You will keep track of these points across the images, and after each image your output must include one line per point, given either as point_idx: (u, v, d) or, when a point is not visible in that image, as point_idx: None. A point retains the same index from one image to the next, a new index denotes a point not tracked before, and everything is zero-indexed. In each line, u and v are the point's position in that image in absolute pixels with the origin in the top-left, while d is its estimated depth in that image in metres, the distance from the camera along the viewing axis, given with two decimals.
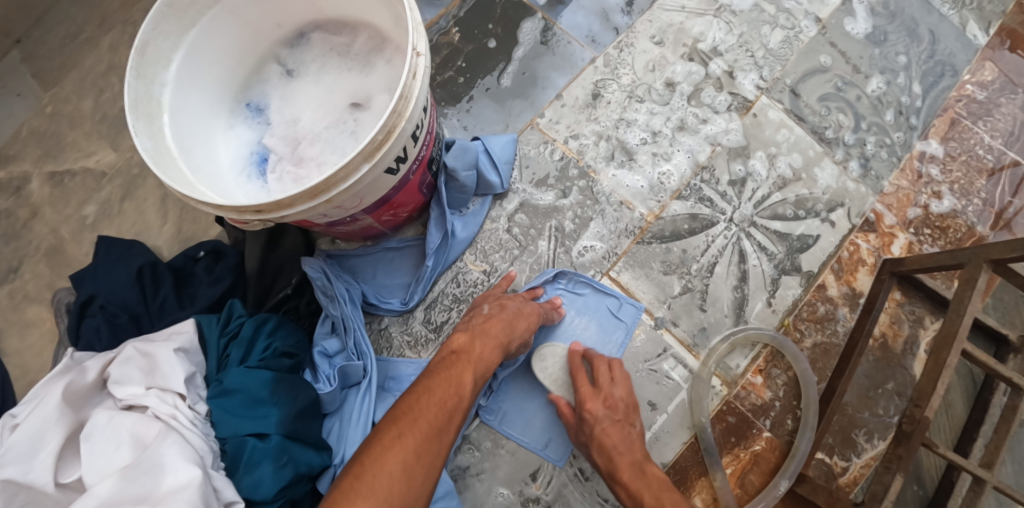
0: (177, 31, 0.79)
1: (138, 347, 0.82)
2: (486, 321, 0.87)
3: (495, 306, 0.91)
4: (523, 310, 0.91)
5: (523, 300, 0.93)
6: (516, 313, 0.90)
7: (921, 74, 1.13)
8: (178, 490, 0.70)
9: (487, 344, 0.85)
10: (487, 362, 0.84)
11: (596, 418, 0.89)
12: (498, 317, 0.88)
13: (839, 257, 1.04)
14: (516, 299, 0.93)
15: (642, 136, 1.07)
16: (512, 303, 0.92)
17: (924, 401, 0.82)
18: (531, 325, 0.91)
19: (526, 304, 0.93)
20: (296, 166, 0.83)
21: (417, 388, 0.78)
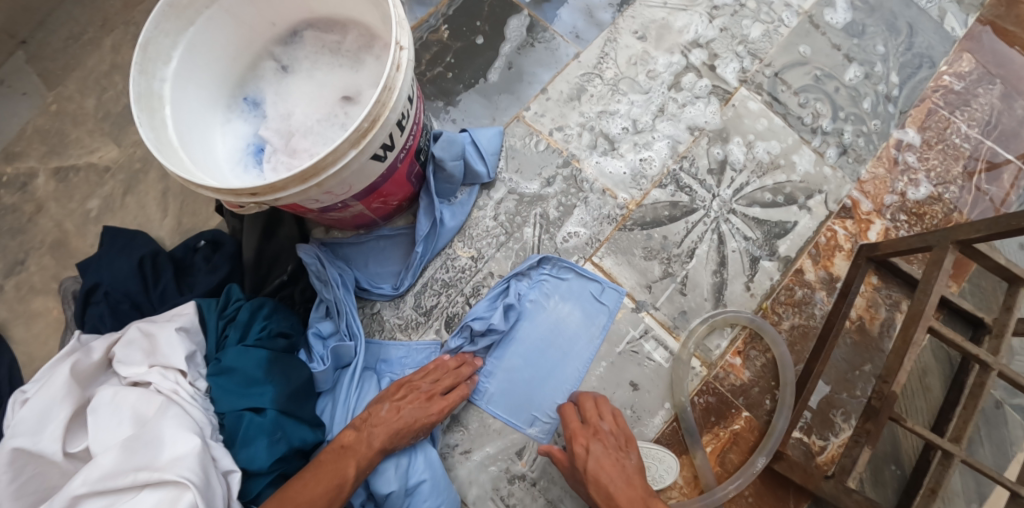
0: (177, 29, 0.84)
1: (140, 328, 0.87)
2: (375, 425, 0.89)
3: (392, 410, 0.90)
4: (415, 414, 0.91)
5: (423, 405, 0.92)
6: (408, 423, 0.90)
7: (899, 65, 1.16)
8: (179, 458, 0.75)
9: (374, 443, 0.88)
10: (372, 458, 0.87)
11: (590, 455, 0.88)
12: (388, 425, 0.89)
13: (816, 242, 1.08)
14: (417, 403, 0.92)
15: (624, 126, 1.10)
16: (412, 409, 0.91)
17: (891, 377, 0.86)
18: (421, 434, 0.92)
19: (424, 413, 0.91)
20: (289, 158, 0.88)
21: (303, 477, 0.83)
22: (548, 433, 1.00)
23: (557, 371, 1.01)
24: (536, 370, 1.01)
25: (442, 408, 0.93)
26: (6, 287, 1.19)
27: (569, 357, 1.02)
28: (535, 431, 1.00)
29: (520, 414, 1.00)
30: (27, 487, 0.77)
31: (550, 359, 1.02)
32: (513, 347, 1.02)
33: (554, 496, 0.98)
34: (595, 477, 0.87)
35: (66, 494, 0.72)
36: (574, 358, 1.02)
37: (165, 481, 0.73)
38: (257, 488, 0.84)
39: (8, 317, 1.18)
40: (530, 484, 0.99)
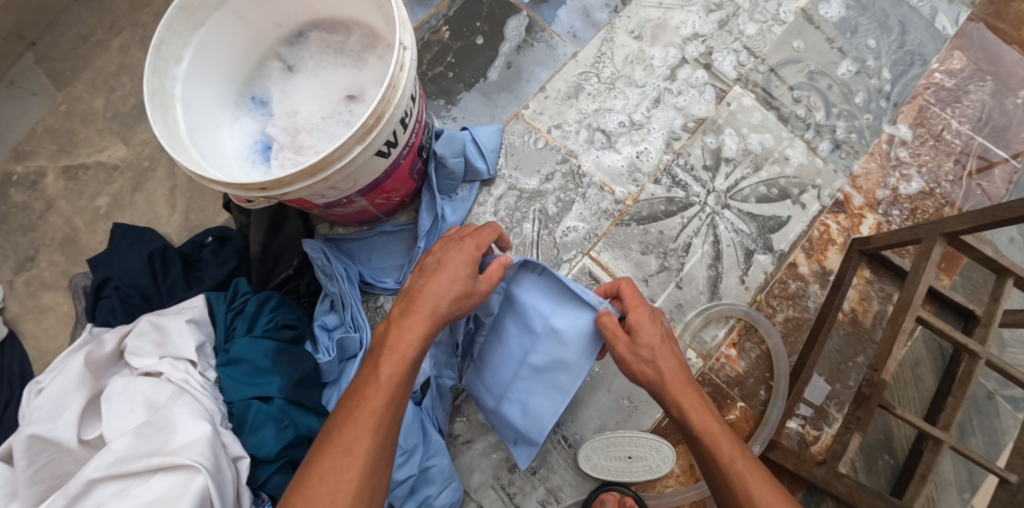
0: (187, 31, 0.87)
1: (151, 320, 0.90)
2: (416, 296, 0.79)
3: (426, 274, 0.81)
4: (453, 264, 0.80)
5: (457, 250, 0.81)
6: (436, 270, 0.80)
7: (890, 63, 1.19)
8: (191, 444, 0.78)
9: (426, 309, 0.78)
10: (414, 333, 0.77)
11: (659, 328, 0.81)
12: (433, 295, 0.78)
13: (809, 237, 1.10)
14: (453, 247, 0.82)
15: (620, 121, 1.13)
16: (447, 271, 0.80)
17: (881, 365, 0.89)
18: (455, 273, 0.79)
19: (464, 257, 0.80)
20: (296, 154, 0.90)
21: (361, 379, 0.75)
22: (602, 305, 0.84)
23: (558, 376, 0.89)
24: (540, 365, 0.89)
25: (470, 239, 0.83)
26: (17, 282, 1.23)
27: (529, 412, 0.92)
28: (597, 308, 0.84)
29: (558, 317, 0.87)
30: (42, 474, 0.81)
31: (528, 382, 0.91)
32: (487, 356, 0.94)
33: (554, 485, 1.01)
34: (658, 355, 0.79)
35: (82, 478, 0.75)
36: (553, 391, 0.90)
37: (178, 465, 0.76)
38: (264, 475, 0.87)
39: (19, 313, 1.21)
40: (531, 473, 1.01)
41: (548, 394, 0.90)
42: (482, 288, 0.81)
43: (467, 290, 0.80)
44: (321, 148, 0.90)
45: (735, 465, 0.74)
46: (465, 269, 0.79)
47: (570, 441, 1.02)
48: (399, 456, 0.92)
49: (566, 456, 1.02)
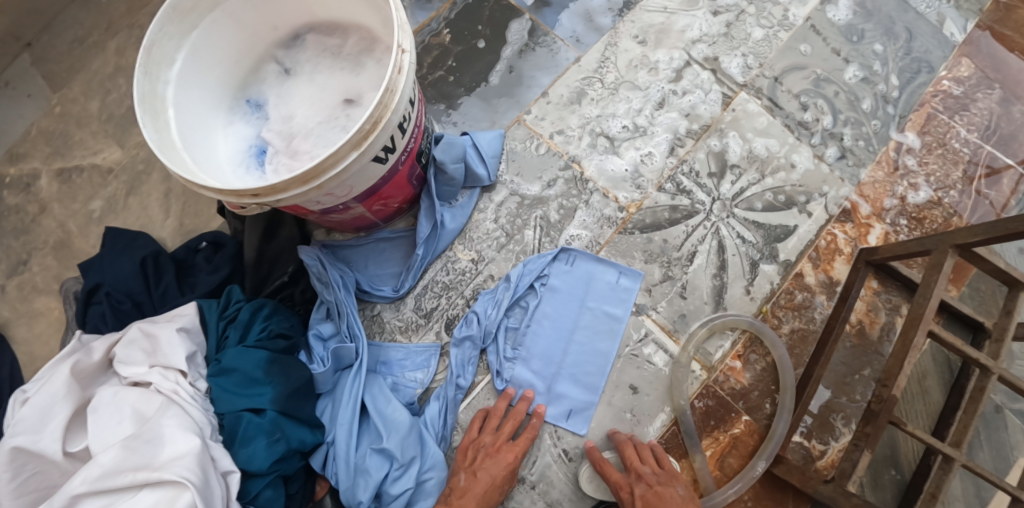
0: (180, 32, 0.85)
1: (142, 328, 0.89)
2: (462, 500, 0.89)
3: (470, 476, 0.91)
4: (495, 474, 0.91)
5: (497, 459, 0.92)
6: (490, 481, 0.90)
7: (898, 69, 1.17)
8: (178, 458, 0.76)
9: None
10: None
11: (641, 483, 0.91)
12: (473, 491, 0.89)
13: (816, 246, 1.08)
14: (488, 460, 0.92)
15: (623, 125, 1.10)
16: (488, 467, 0.91)
17: (891, 381, 0.86)
18: (500, 484, 0.91)
19: (500, 465, 0.92)
20: (291, 160, 0.88)
21: None
22: (634, 283, 1.05)
23: (599, 344, 1.03)
24: (585, 338, 1.03)
25: (517, 453, 0.93)
26: (9, 286, 1.22)
27: (580, 386, 1.01)
28: (629, 285, 1.05)
29: (597, 296, 1.04)
30: (26, 486, 0.80)
31: (576, 357, 1.02)
32: (534, 345, 1.02)
33: (553, 499, 0.98)
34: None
35: (65, 493, 0.73)
36: (599, 358, 1.02)
37: (163, 480, 0.73)
38: (256, 489, 0.84)
39: (10, 318, 1.21)
40: (530, 487, 0.99)
41: (594, 364, 1.02)
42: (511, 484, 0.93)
43: (502, 495, 0.92)
44: (316, 153, 0.88)
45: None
46: (504, 471, 0.92)
47: (571, 455, 0.99)
48: (396, 469, 0.91)
49: (566, 470, 0.99)
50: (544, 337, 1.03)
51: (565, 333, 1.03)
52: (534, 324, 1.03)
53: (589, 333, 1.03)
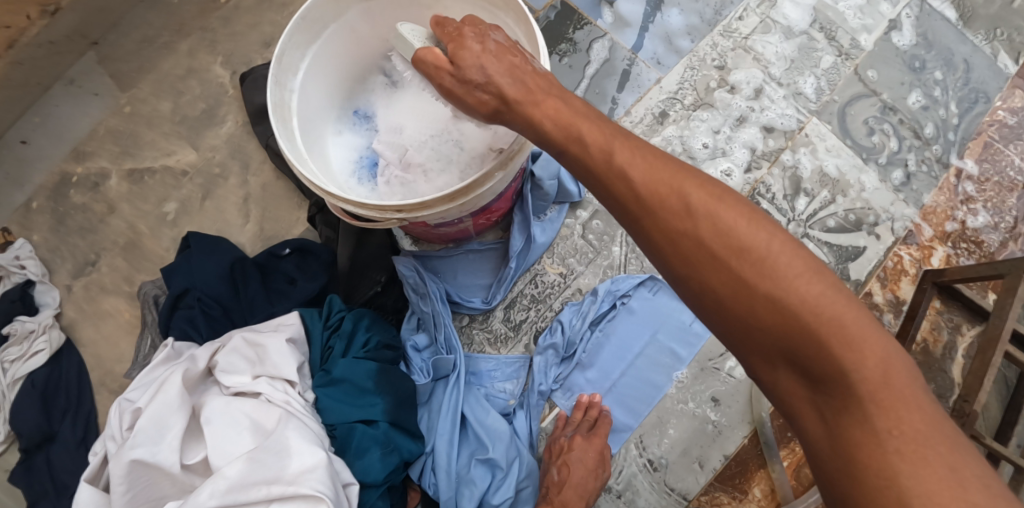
0: (305, 42, 0.86)
1: (245, 337, 0.90)
2: (562, 492, 0.91)
3: (563, 468, 0.93)
4: (588, 461, 0.93)
5: (585, 445, 0.94)
6: (583, 469, 0.93)
7: (957, 97, 1.21)
8: (308, 471, 0.77)
9: None
10: None
11: (476, 32, 0.61)
12: (570, 482, 0.91)
13: (884, 266, 1.13)
14: (577, 448, 0.94)
15: (705, 142, 1.14)
16: (578, 456, 0.93)
17: (971, 396, 0.93)
18: (597, 472, 0.94)
19: (589, 450, 0.94)
20: (402, 173, 0.89)
21: None
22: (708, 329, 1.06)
23: (656, 377, 1.04)
24: (644, 366, 1.05)
25: (600, 438, 0.96)
26: (77, 286, 1.22)
27: (624, 408, 1.04)
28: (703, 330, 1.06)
29: (667, 330, 1.06)
30: (139, 498, 0.80)
31: (630, 381, 1.04)
32: (593, 358, 1.04)
33: None
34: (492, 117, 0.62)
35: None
36: (650, 387, 1.04)
37: (299, 494, 0.75)
38: (370, 500, 0.85)
39: (78, 318, 1.21)
40: (616, 495, 1.02)
41: (644, 393, 1.04)
42: (604, 471, 0.95)
43: (598, 480, 0.95)
44: (428, 167, 0.90)
45: (612, 157, 0.57)
46: (593, 460, 0.94)
47: (656, 465, 1.02)
48: (499, 480, 0.92)
49: (650, 479, 1.02)
50: (607, 351, 1.05)
51: (628, 351, 1.05)
52: (602, 336, 1.05)
53: (652, 362, 1.05)
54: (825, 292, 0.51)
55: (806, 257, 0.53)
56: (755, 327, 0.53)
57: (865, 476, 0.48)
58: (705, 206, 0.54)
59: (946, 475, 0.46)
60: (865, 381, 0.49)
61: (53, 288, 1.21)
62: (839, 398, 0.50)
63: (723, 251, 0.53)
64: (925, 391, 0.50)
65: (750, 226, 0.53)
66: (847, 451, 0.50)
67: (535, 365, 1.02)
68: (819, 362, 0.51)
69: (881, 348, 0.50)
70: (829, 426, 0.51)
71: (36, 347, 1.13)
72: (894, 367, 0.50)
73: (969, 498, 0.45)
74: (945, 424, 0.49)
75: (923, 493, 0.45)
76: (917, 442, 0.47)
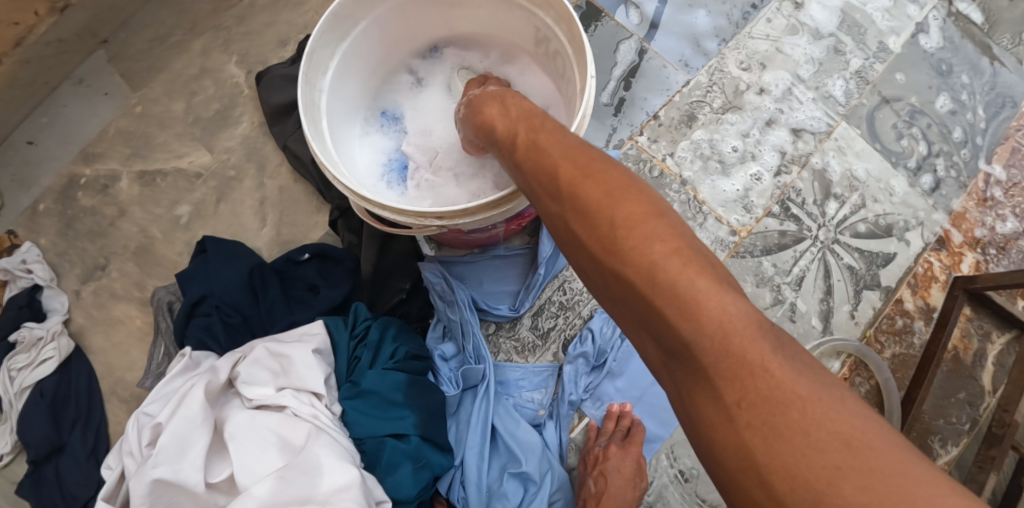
0: (334, 40, 0.81)
1: (268, 348, 0.87)
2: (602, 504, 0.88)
3: (600, 479, 0.90)
4: (624, 471, 0.91)
5: (620, 454, 0.92)
6: (621, 479, 0.90)
7: (985, 102, 1.20)
8: (340, 491, 0.74)
9: None
10: None
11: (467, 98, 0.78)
12: (609, 493, 0.88)
13: (914, 273, 1.12)
14: (613, 457, 0.92)
15: (734, 145, 1.12)
16: (614, 465, 0.91)
17: (1012, 406, 0.91)
18: (635, 482, 0.91)
19: (625, 460, 0.91)
20: (433, 177, 0.87)
21: None
22: None
23: None
24: None
25: (635, 446, 0.93)
26: (86, 292, 1.18)
27: (655, 418, 1.01)
28: None
29: None
30: None
31: (661, 390, 1.02)
32: (623, 367, 1.02)
33: None
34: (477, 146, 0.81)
35: None
36: None
37: None
38: None
39: (87, 326, 1.17)
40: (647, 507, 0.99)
41: None
42: (641, 481, 0.92)
43: (636, 489, 0.91)
44: (459, 170, 0.87)
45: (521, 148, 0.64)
46: (630, 469, 0.91)
47: (687, 476, 1.00)
48: (531, 494, 0.90)
49: (682, 490, 1.00)
50: (638, 359, 1.02)
51: None
52: (634, 343, 1.02)
53: None
54: (662, 259, 0.49)
55: (648, 224, 0.51)
56: (619, 289, 0.52)
57: (722, 453, 0.46)
58: (572, 184, 0.56)
59: (800, 447, 0.42)
60: (703, 349, 0.46)
61: (61, 293, 1.17)
62: (689, 372, 0.48)
63: (579, 225, 0.55)
64: (778, 356, 0.46)
65: (605, 203, 0.53)
66: (706, 426, 0.47)
67: (564, 374, 1.00)
68: (665, 332, 0.49)
69: (718, 310, 0.47)
70: (685, 399, 0.49)
71: (45, 355, 1.09)
72: (737, 335, 0.46)
73: (813, 470, 0.42)
74: (806, 391, 0.44)
75: (779, 470, 0.43)
76: (765, 410, 0.44)
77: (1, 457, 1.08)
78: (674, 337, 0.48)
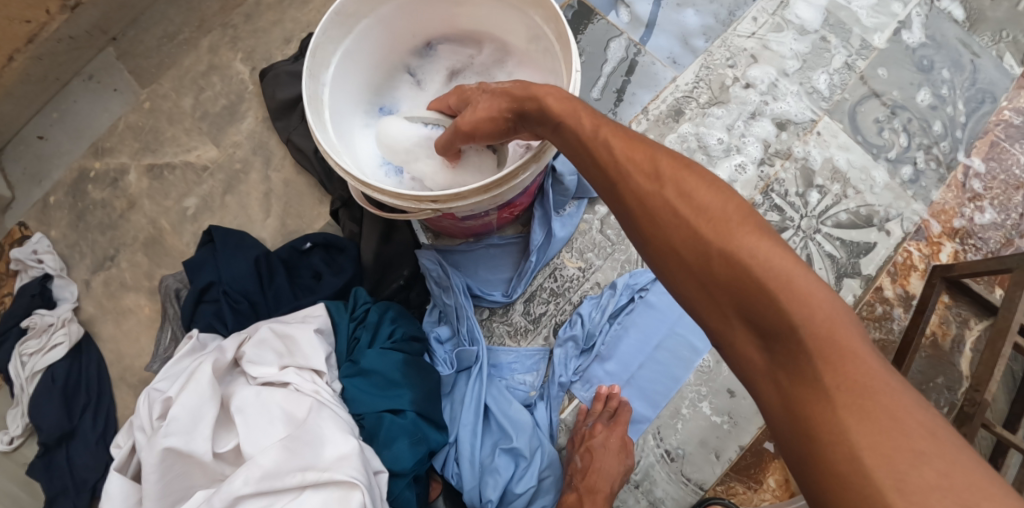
0: (339, 36, 0.86)
1: (273, 328, 0.92)
2: (588, 478, 0.93)
3: (586, 455, 0.96)
4: (610, 447, 0.96)
5: (607, 432, 0.97)
6: (607, 455, 0.95)
7: (964, 97, 1.24)
8: (342, 460, 0.78)
9: (597, 495, 0.92)
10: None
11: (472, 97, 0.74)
12: (595, 468, 0.94)
13: (894, 262, 1.16)
14: (600, 435, 0.97)
15: (719, 138, 1.18)
16: (600, 442, 0.96)
17: (982, 386, 0.96)
18: (621, 458, 0.96)
19: (613, 437, 0.97)
20: (417, 164, 0.85)
21: None
22: None
23: (673, 369, 1.06)
24: (662, 359, 1.07)
25: (622, 426, 0.98)
26: (97, 282, 1.23)
27: (643, 400, 1.06)
28: None
29: (688, 324, 1.08)
30: (171, 486, 0.82)
31: (649, 373, 1.06)
32: (613, 351, 1.06)
33: (655, 497, 1.04)
34: (468, 137, 0.73)
35: (230, 493, 0.75)
36: (668, 379, 1.06)
37: (333, 481, 0.76)
38: (398, 489, 0.87)
39: (99, 314, 1.22)
40: (634, 485, 1.04)
41: (663, 384, 1.06)
42: (627, 458, 0.97)
43: (622, 466, 0.96)
44: (436, 144, 0.82)
45: (601, 132, 0.60)
46: (616, 446, 0.96)
47: (673, 455, 1.05)
48: (522, 469, 0.94)
49: (668, 470, 1.04)
50: (626, 343, 1.06)
51: (648, 345, 1.07)
52: (621, 328, 1.07)
53: (670, 356, 1.07)
54: (772, 250, 0.49)
55: (753, 219, 0.51)
56: (710, 272, 0.50)
57: (820, 438, 0.44)
58: (674, 174, 0.54)
59: (911, 445, 0.41)
60: (810, 332, 0.46)
61: (72, 282, 1.22)
62: (789, 357, 0.46)
63: (673, 209, 0.53)
64: (872, 350, 0.46)
65: (703, 190, 0.53)
66: (798, 406, 0.45)
67: (555, 357, 1.05)
68: (769, 314, 0.47)
69: (825, 301, 0.47)
70: (777, 382, 0.47)
71: (55, 340, 1.14)
72: (846, 335, 0.46)
73: (903, 454, 0.41)
74: (901, 386, 0.44)
75: (887, 467, 0.41)
76: (864, 396, 0.43)
77: (13, 439, 1.13)
78: (773, 318, 0.47)
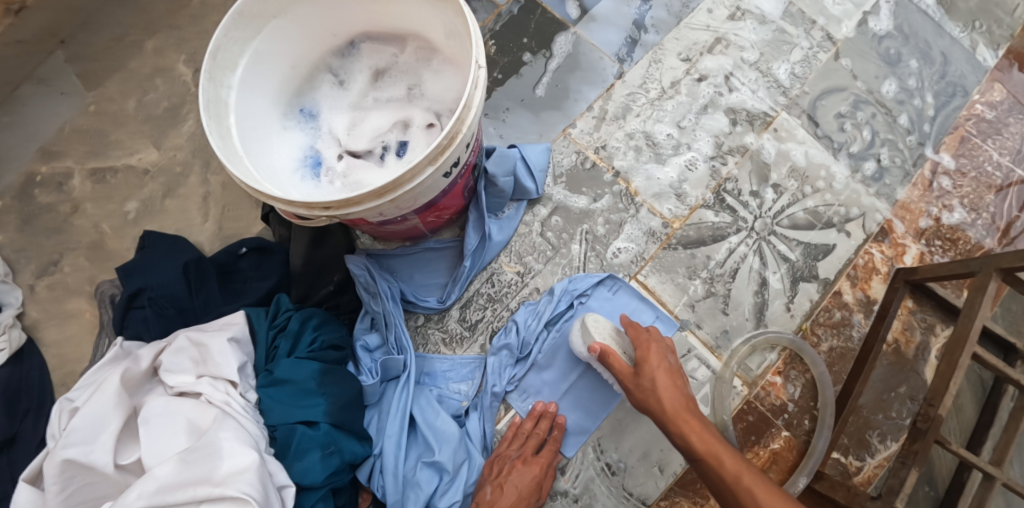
0: (244, 37, 0.83)
1: (190, 337, 0.88)
2: None
3: (497, 490, 0.90)
4: (523, 486, 0.91)
5: (524, 470, 0.92)
6: (517, 495, 0.90)
7: (933, 90, 1.17)
8: (239, 473, 0.75)
9: None
10: None
11: (654, 369, 0.89)
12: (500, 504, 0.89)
13: (855, 264, 1.10)
14: (515, 472, 0.92)
15: (668, 132, 1.13)
16: (514, 479, 0.91)
17: (937, 400, 0.89)
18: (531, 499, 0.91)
19: (528, 477, 0.92)
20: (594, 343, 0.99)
21: None
22: (670, 329, 1.06)
23: None
24: None
25: (541, 465, 0.94)
26: (41, 287, 1.21)
27: (581, 410, 1.01)
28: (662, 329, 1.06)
29: None
30: (73, 499, 0.79)
31: (590, 382, 1.01)
32: (553, 356, 1.02)
33: None
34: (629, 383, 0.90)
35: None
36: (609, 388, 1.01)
37: (226, 496, 0.73)
38: (308, 503, 0.84)
39: (40, 319, 1.20)
40: (573, 500, 0.99)
41: (603, 394, 1.01)
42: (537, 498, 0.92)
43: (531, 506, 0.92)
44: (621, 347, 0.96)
45: (742, 480, 0.78)
46: (527, 483, 0.91)
47: (614, 469, 1.00)
48: (444, 484, 0.92)
49: (609, 484, 0.99)
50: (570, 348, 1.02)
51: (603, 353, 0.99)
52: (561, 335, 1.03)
53: None
54: None
55: None
56: None
57: None
58: None
59: None
60: None
61: (16, 288, 1.19)
62: None
63: None
64: None
65: None
66: None
67: (488, 368, 1.00)
68: None
69: None
70: None
71: None
72: None
73: None
74: None
75: None
76: None
77: None
78: None
